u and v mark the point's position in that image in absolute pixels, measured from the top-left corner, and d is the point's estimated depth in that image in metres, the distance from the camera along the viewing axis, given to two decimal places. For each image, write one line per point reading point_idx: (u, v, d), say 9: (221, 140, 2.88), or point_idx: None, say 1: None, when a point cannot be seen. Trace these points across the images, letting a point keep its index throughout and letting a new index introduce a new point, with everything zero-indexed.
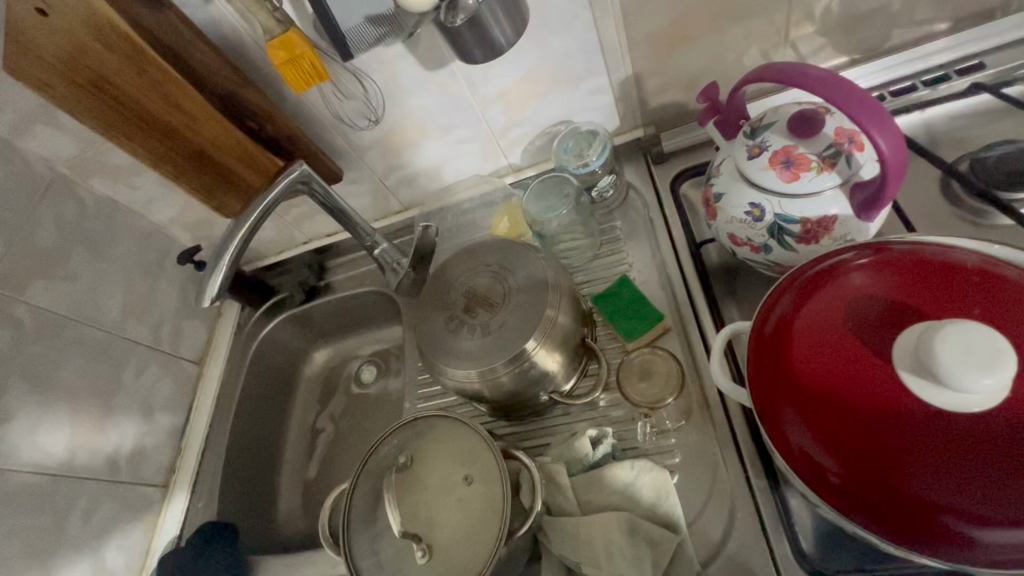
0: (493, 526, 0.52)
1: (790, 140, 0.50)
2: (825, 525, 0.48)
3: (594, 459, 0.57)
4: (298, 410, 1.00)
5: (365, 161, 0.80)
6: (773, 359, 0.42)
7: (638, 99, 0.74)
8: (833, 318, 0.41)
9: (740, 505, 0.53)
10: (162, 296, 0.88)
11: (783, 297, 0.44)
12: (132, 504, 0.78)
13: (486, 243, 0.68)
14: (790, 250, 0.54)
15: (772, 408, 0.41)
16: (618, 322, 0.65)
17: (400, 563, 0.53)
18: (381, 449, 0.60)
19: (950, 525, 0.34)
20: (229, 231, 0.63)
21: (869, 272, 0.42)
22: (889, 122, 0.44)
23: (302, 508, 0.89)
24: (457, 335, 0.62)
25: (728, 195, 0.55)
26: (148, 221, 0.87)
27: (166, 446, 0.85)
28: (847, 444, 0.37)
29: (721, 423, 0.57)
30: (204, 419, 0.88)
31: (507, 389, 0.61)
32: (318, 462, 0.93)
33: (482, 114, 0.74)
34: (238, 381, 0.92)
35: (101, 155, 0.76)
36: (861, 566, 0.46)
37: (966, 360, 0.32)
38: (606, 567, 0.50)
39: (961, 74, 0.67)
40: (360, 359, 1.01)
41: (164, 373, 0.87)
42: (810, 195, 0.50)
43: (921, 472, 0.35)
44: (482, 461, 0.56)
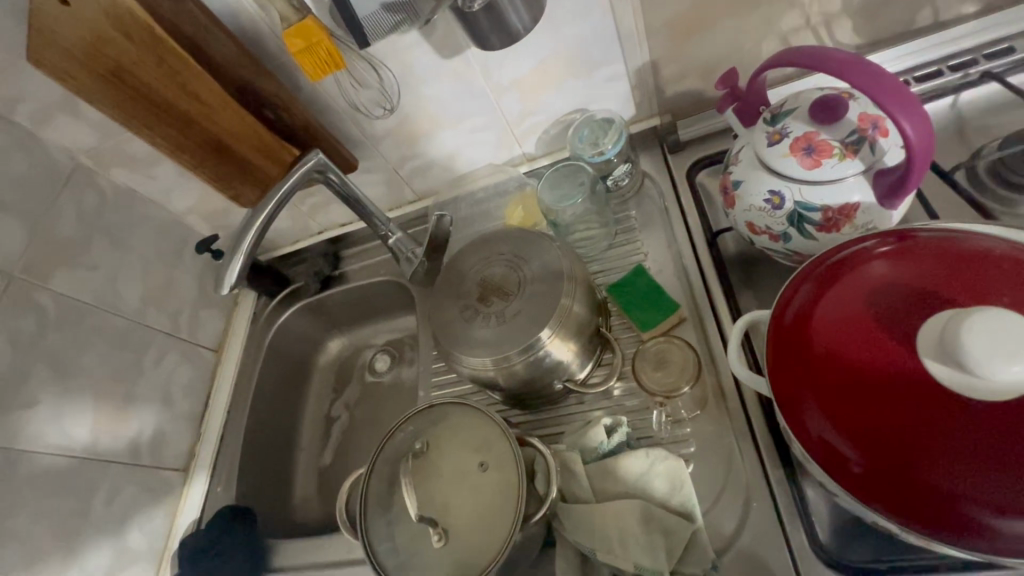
0: (508, 513, 0.52)
1: (811, 126, 0.49)
2: (842, 516, 0.48)
3: (608, 447, 0.57)
4: (313, 397, 1.01)
5: (380, 150, 0.80)
6: (792, 349, 0.42)
7: (655, 87, 0.73)
8: (855, 307, 0.40)
9: (755, 495, 0.53)
10: (181, 285, 0.90)
11: (802, 286, 0.44)
12: (154, 488, 0.80)
13: (500, 233, 0.68)
14: (809, 239, 0.53)
15: (792, 398, 0.40)
16: (633, 312, 0.65)
17: (416, 548, 0.54)
18: (397, 435, 0.61)
19: (976, 516, 0.33)
20: (246, 221, 0.64)
21: (892, 261, 0.41)
22: (915, 107, 0.43)
23: (317, 494, 0.91)
24: (472, 323, 0.62)
25: (747, 183, 0.54)
26: (167, 211, 0.88)
27: (185, 431, 0.86)
28: (869, 434, 0.37)
29: (737, 413, 0.57)
30: (222, 406, 0.90)
31: (522, 378, 0.61)
32: (333, 449, 0.94)
33: (497, 102, 0.74)
34: (254, 369, 0.93)
35: (121, 145, 0.78)
36: (879, 557, 0.46)
37: (995, 347, 0.32)
38: (620, 553, 0.50)
39: (989, 59, 0.64)
40: (374, 348, 1.02)
41: (183, 361, 0.88)
42: (832, 182, 0.49)
43: (944, 462, 0.34)
44: (497, 448, 0.56)
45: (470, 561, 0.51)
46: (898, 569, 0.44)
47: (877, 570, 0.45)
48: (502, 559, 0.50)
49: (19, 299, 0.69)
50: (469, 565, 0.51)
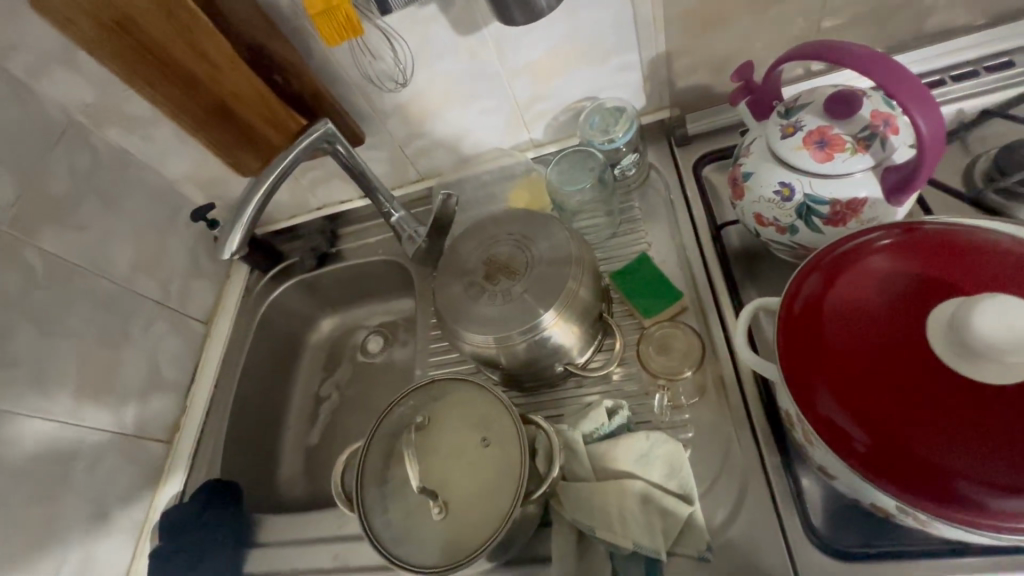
0: (508, 488, 0.52)
1: (825, 121, 0.51)
2: (834, 504, 0.50)
3: (608, 429, 0.57)
4: (302, 376, 1.00)
5: (387, 126, 0.79)
6: (800, 336, 0.42)
7: (666, 79, 0.73)
8: (863, 296, 0.41)
9: (751, 482, 0.54)
10: (173, 253, 0.87)
11: (811, 276, 0.44)
12: (137, 458, 0.78)
13: (506, 213, 0.68)
14: (816, 232, 0.54)
15: (802, 381, 0.41)
16: (636, 298, 0.65)
17: (414, 521, 0.54)
18: (396, 409, 0.61)
19: (979, 495, 0.34)
20: (252, 186, 0.63)
21: (898, 253, 0.42)
22: (930, 103, 0.44)
23: (303, 473, 0.89)
24: (476, 301, 0.62)
25: (757, 174, 0.55)
26: (161, 176, 0.86)
27: (171, 403, 0.84)
28: (876, 415, 0.38)
29: (738, 402, 0.57)
30: (209, 379, 0.88)
31: (523, 358, 0.61)
32: (321, 429, 0.93)
33: (509, 85, 0.74)
34: (245, 343, 0.92)
35: (117, 104, 0.75)
36: (868, 542, 0.47)
37: (1004, 326, 0.33)
38: (619, 531, 0.51)
39: (990, 71, 0.66)
40: (367, 330, 1.02)
41: (172, 331, 0.86)
42: (841, 176, 0.50)
43: (945, 442, 0.35)
44: (499, 424, 0.56)
45: (470, 536, 0.51)
46: (888, 555, 0.46)
47: (866, 554, 0.46)
48: (502, 533, 0.50)
49: (5, 254, 0.67)
50: (469, 540, 0.51)
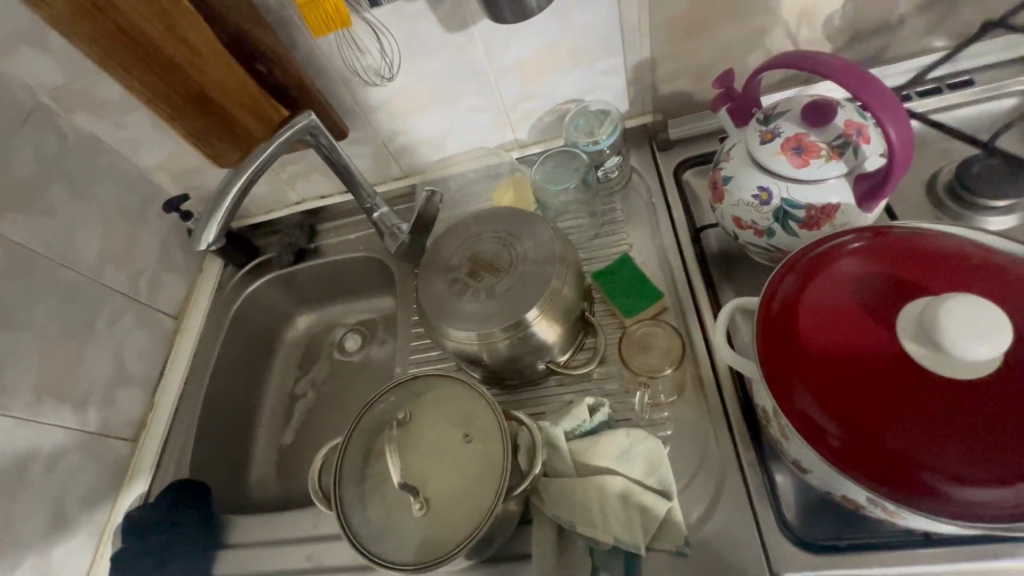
0: (491, 484, 0.52)
1: (801, 128, 0.53)
2: (805, 499, 0.52)
3: (590, 426, 0.57)
4: (276, 373, 0.98)
5: (372, 121, 0.79)
6: (778, 334, 0.43)
7: (649, 84, 0.75)
8: (837, 296, 0.43)
9: (728, 479, 0.55)
10: (143, 244, 0.84)
11: (787, 277, 0.45)
12: (99, 456, 0.74)
13: (491, 212, 0.68)
14: (792, 236, 0.56)
15: (779, 377, 0.42)
16: (618, 298, 0.66)
17: (394, 518, 0.53)
18: (377, 406, 0.60)
19: (945, 485, 0.36)
20: (231, 176, 0.62)
21: (870, 255, 0.44)
22: (900, 115, 0.46)
23: (276, 473, 0.87)
24: (460, 298, 0.62)
25: (737, 178, 0.57)
26: (133, 164, 0.83)
27: (138, 399, 0.81)
28: (850, 410, 0.39)
29: (715, 400, 0.59)
30: (180, 376, 0.85)
31: (506, 355, 0.61)
32: (295, 428, 0.91)
33: (496, 84, 0.74)
34: (217, 339, 0.89)
35: (89, 88, 0.72)
36: (837, 535, 0.49)
37: (968, 326, 0.34)
38: (599, 526, 0.51)
39: (952, 89, 0.70)
40: (345, 327, 1.00)
41: (140, 325, 0.83)
42: (816, 182, 0.52)
43: (915, 436, 0.37)
44: (481, 420, 0.56)
45: (452, 532, 0.51)
46: (856, 546, 0.48)
47: (836, 546, 0.48)
48: (484, 529, 0.50)
49: None
50: (451, 536, 0.51)
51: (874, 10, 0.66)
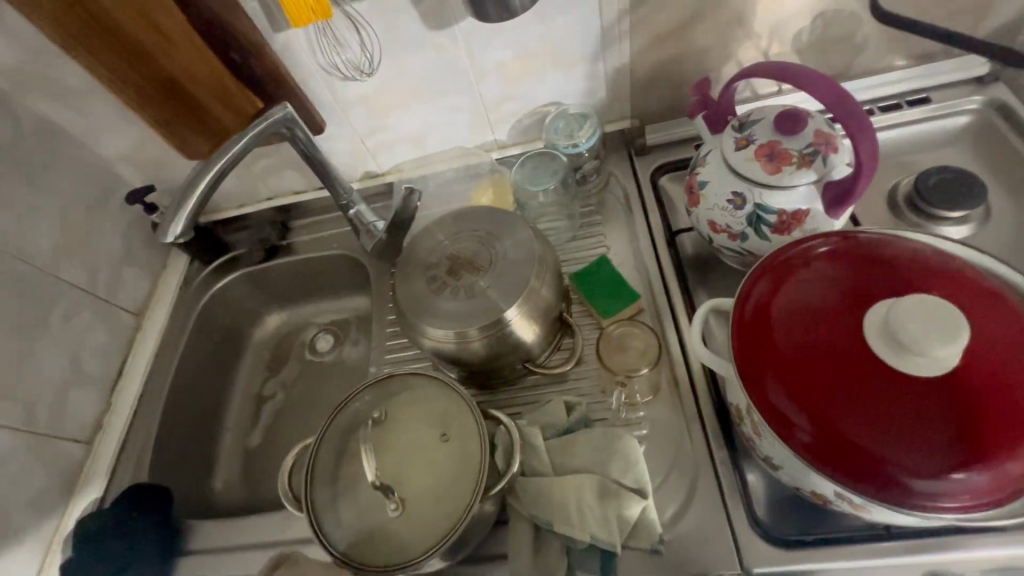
0: (468, 483, 0.52)
1: (774, 136, 0.54)
2: (775, 497, 0.53)
3: (566, 425, 0.58)
4: (244, 374, 0.95)
5: (349, 117, 0.77)
6: (753, 333, 0.45)
7: (627, 91, 0.76)
8: (810, 297, 0.44)
9: (702, 476, 0.56)
10: (103, 238, 0.81)
11: (761, 280, 0.47)
12: (51, 460, 0.69)
13: (472, 210, 0.67)
14: (764, 240, 0.58)
15: (754, 376, 0.43)
16: (595, 299, 0.67)
17: (369, 519, 0.52)
18: (352, 404, 0.59)
19: (908, 478, 0.37)
20: (202, 168, 0.60)
21: (840, 258, 0.46)
22: (868, 125, 0.48)
23: (241, 478, 0.85)
24: (438, 296, 0.61)
25: (712, 183, 0.58)
26: (94, 154, 0.79)
27: (94, 400, 0.76)
28: (822, 407, 0.40)
29: (690, 401, 0.59)
30: (140, 375, 0.81)
31: (485, 354, 0.60)
32: (263, 430, 0.89)
33: (476, 84, 0.74)
34: (181, 338, 0.86)
35: (47, 71, 0.69)
36: (804, 531, 0.51)
37: (933, 327, 0.37)
38: (577, 524, 0.51)
39: (911, 105, 0.73)
40: (316, 327, 0.98)
41: (99, 322, 0.79)
42: (787, 188, 0.54)
43: (882, 431, 0.38)
44: (459, 419, 0.55)
45: (428, 532, 0.50)
46: (823, 541, 0.49)
47: (805, 541, 0.50)
48: (462, 529, 0.50)
49: None
50: (428, 536, 0.50)
51: (839, 28, 0.69)
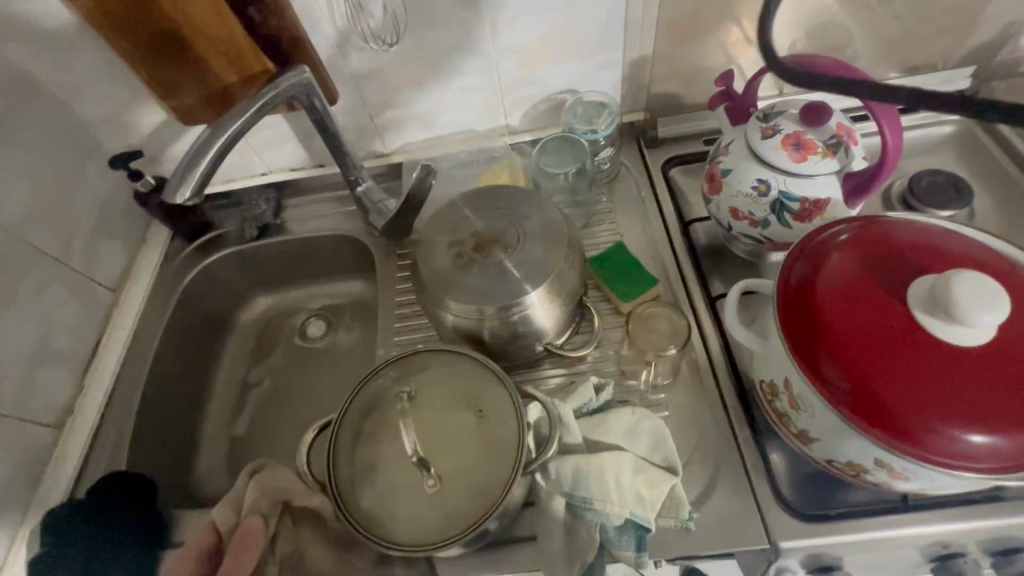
0: (507, 460, 0.51)
1: (800, 127, 0.57)
2: (796, 475, 0.55)
3: (595, 405, 0.57)
4: (226, 359, 0.89)
5: (360, 90, 0.75)
6: (800, 304, 0.46)
7: (642, 83, 0.78)
8: (854, 270, 0.45)
9: (725, 456, 0.57)
10: (79, 205, 0.74)
11: (798, 261, 0.48)
12: (18, 446, 0.62)
13: (490, 190, 0.66)
14: (785, 227, 0.60)
15: (803, 346, 0.44)
16: (614, 283, 0.67)
17: (401, 497, 0.51)
18: (377, 380, 0.57)
19: (954, 439, 0.39)
20: (209, 136, 0.56)
21: (879, 235, 0.47)
22: (893, 118, 0.51)
23: (225, 470, 0.80)
24: (464, 272, 0.60)
25: (736, 171, 0.60)
26: (72, 113, 0.73)
27: (65, 381, 0.69)
28: (871, 374, 0.41)
29: (710, 383, 0.61)
30: (116, 356, 0.75)
31: (510, 331, 0.60)
32: (249, 418, 0.84)
33: (496, 65, 0.74)
34: (163, 318, 0.80)
35: (30, 15, 0.62)
36: (825, 508, 0.53)
37: (977, 296, 0.38)
38: (615, 500, 0.50)
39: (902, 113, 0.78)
40: (307, 312, 0.93)
41: (73, 297, 0.72)
42: (813, 176, 0.56)
43: (929, 396, 0.40)
44: (494, 395, 0.54)
45: (466, 510, 0.49)
46: (844, 514, 0.52)
47: (827, 515, 0.52)
48: (503, 503, 0.49)
49: None
50: (465, 514, 0.49)
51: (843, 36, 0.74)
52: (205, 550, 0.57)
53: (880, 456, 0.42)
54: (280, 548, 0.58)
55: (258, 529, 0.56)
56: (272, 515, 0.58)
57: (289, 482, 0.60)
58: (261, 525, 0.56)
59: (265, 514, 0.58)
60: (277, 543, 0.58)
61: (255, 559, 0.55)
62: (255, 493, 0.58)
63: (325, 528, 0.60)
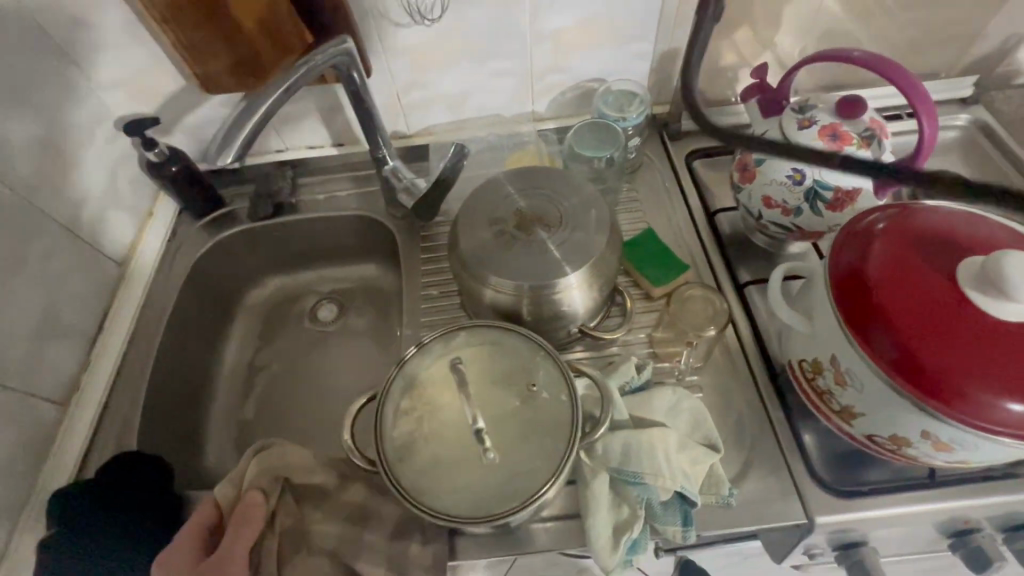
0: (564, 433, 0.51)
1: (835, 119, 0.59)
2: (829, 455, 0.57)
3: (636, 384, 0.58)
4: (233, 341, 0.86)
5: (391, 67, 0.73)
6: (852, 281, 0.47)
7: (669, 76, 0.79)
8: (905, 248, 0.47)
9: (759, 436, 0.58)
10: (89, 172, 0.70)
11: (846, 241, 0.50)
12: (24, 422, 0.58)
13: (525, 172, 0.66)
14: (817, 216, 0.62)
15: (856, 320, 0.46)
16: (646, 267, 0.68)
17: (451, 470, 0.50)
18: (423, 354, 0.56)
19: (1009, 408, 0.40)
20: (244, 110, 0.54)
21: (927, 217, 0.49)
22: (931, 108, 0.53)
23: (235, 454, 0.76)
24: (507, 249, 0.59)
25: (770, 160, 0.62)
26: (85, 75, 0.69)
27: (72, 356, 0.66)
28: (924, 346, 0.43)
29: (740, 366, 0.63)
30: (123, 332, 0.71)
31: (549, 311, 0.60)
32: (258, 402, 0.81)
33: (530, 49, 0.74)
34: (172, 294, 0.76)
35: None
36: (859, 485, 0.55)
37: None
38: (666, 475, 0.50)
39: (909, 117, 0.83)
40: (317, 295, 0.91)
41: (80, 267, 0.68)
42: (848, 166, 0.58)
43: (984, 367, 0.41)
44: (546, 369, 0.54)
45: (520, 484, 0.49)
46: (877, 491, 0.54)
47: (862, 492, 0.54)
48: (561, 476, 0.49)
49: None
50: (519, 488, 0.49)
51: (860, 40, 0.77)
52: (204, 527, 0.52)
53: (932, 427, 0.44)
54: (280, 524, 0.53)
55: (258, 502, 0.52)
56: (273, 491, 0.54)
57: (292, 459, 0.56)
58: (261, 499, 0.52)
59: (265, 489, 0.54)
60: (276, 522, 0.53)
61: (254, 534, 0.50)
62: (255, 469, 0.55)
63: (331, 505, 0.56)
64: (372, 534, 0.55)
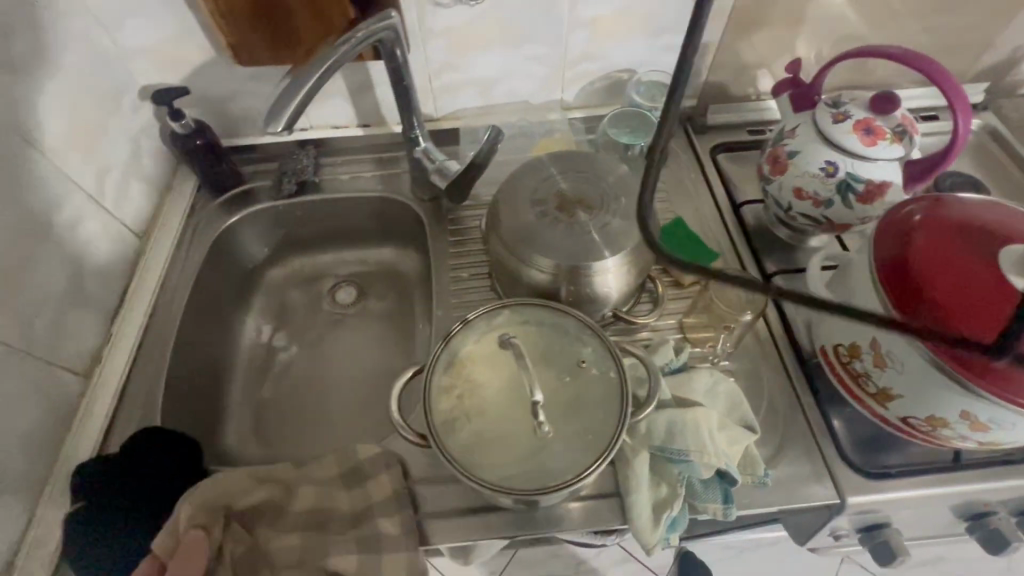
0: (614, 408, 0.51)
1: (869, 114, 0.61)
2: (858, 437, 0.59)
3: (675, 365, 0.59)
4: (250, 320, 0.84)
5: (427, 47, 0.73)
6: (895, 270, 0.49)
7: (698, 69, 0.81)
8: (947, 237, 0.49)
9: (789, 419, 0.60)
10: (114, 140, 0.68)
11: (888, 234, 0.52)
12: (48, 391, 0.57)
13: (563, 155, 0.67)
14: (847, 208, 0.64)
15: (900, 305, 0.48)
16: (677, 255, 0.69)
17: (500, 444, 0.50)
18: (469, 330, 0.56)
19: None
20: (292, 84, 0.54)
21: (966, 209, 0.51)
22: (965, 105, 0.56)
23: (253, 434, 0.75)
24: (549, 229, 0.60)
25: (803, 153, 0.64)
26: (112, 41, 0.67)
27: (94, 327, 0.64)
28: (970, 326, 0.44)
29: (770, 352, 0.64)
30: (145, 305, 0.70)
31: (589, 292, 0.60)
32: (276, 383, 0.80)
33: (566, 35, 0.74)
34: (193, 269, 0.75)
35: None
36: (889, 467, 0.56)
37: None
38: (710, 452, 0.51)
39: (926, 120, 0.85)
40: (336, 277, 0.90)
41: (102, 237, 0.66)
42: (881, 160, 0.60)
43: None
44: (592, 348, 0.55)
45: (571, 458, 0.49)
46: (906, 472, 0.56)
47: (891, 473, 0.56)
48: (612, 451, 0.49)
49: None
50: (570, 462, 0.49)
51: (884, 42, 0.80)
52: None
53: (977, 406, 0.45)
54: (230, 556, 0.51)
55: (201, 538, 0.50)
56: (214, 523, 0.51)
57: (227, 485, 0.54)
58: (203, 534, 0.50)
59: (206, 524, 0.51)
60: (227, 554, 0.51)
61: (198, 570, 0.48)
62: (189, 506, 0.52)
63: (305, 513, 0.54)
64: (336, 537, 0.53)
